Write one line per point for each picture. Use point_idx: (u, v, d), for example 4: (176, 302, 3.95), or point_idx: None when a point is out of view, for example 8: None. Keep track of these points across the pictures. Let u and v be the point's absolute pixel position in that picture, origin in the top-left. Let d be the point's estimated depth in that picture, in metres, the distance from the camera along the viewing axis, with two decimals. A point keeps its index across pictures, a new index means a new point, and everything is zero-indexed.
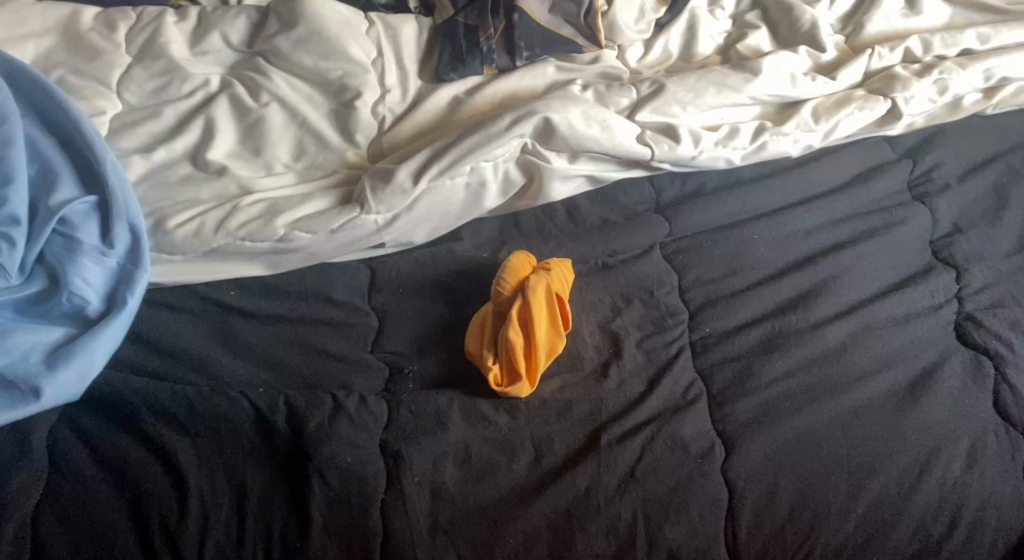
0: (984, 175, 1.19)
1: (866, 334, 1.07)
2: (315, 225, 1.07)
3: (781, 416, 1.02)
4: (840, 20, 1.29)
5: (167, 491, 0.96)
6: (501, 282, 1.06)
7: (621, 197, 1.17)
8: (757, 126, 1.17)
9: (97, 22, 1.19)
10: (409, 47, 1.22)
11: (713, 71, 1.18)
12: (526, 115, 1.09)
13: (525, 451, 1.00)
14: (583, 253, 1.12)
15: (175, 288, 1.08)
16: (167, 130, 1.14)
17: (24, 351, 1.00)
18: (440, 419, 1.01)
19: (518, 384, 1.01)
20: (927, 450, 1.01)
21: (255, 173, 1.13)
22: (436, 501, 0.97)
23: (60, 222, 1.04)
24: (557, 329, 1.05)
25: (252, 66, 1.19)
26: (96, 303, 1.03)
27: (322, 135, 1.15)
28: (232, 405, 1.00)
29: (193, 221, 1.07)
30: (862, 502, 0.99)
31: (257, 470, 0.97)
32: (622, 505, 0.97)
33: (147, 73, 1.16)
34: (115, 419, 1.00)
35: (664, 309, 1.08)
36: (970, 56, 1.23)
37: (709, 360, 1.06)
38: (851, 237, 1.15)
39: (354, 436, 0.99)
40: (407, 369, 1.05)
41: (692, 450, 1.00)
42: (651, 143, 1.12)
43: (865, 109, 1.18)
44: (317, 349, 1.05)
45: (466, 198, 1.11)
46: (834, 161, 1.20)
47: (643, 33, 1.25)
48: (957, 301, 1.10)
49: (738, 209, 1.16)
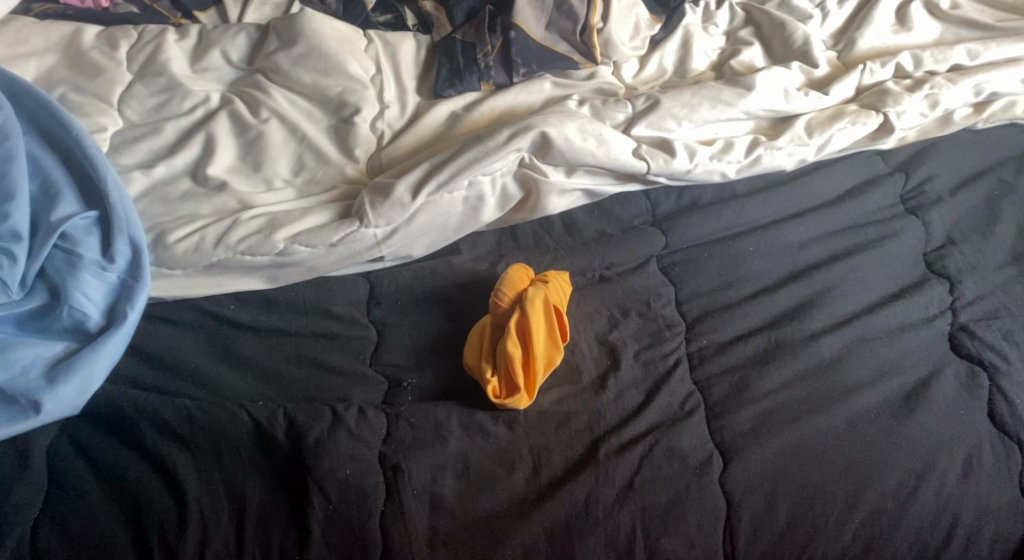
0: (975, 189, 1.20)
1: (861, 346, 1.08)
2: (315, 239, 1.08)
3: (779, 426, 1.03)
4: (833, 37, 1.31)
5: (166, 505, 0.96)
6: (499, 295, 1.06)
7: (617, 210, 1.18)
8: (751, 140, 1.19)
9: (98, 41, 1.21)
10: (408, 64, 1.24)
11: (707, 87, 1.20)
12: (523, 129, 1.10)
13: (524, 463, 1.00)
14: (581, 266, 1.13)
15: (176, 302, 1.09)
16: (167, 146, 1.16)
17: (24, 365, 1.00)
18: (440, 431, 1.01)
19: (517, 396, 1.02)
20: (924, 459, 1.02)
21: (255, 188, 1.14)
22: (435, 513, 0.97)
23: (62, 237, 1.04)
24: (555, 340, 1.05)
25: (252, 83, 1.21)
26: (96, 317, 1.03)
27: (322, 150, 1.16)
28: (232, 418, 1.00)
29: (193, 236, 1.08)
30: (861, 512, 0.99)
31: (257, 483, 0.98)
32: (621, 516, 0.98)
33: (148, 90, 1.18)
34: (114, 432, 1.00)
35: (662, 321, 1.09)
36: (960, 71, 1.24)
37: (706, 372, 1.06)
38: (845, 249, 1.16)
39: (354, 448, 0.99)
40: (406, 382, 1.05)
41: (689, 462, 1.01)
42: (647, 157, 1.13)
43: (858, 124, 1.19)
44: (317, 362, 1.06)
45: (465, 211, 1.12)
46: (828, 174, 1.21)
47: (638, 49, 1.27)
48: (951, 312, 1.11)
49: (733, 222, 1.17)
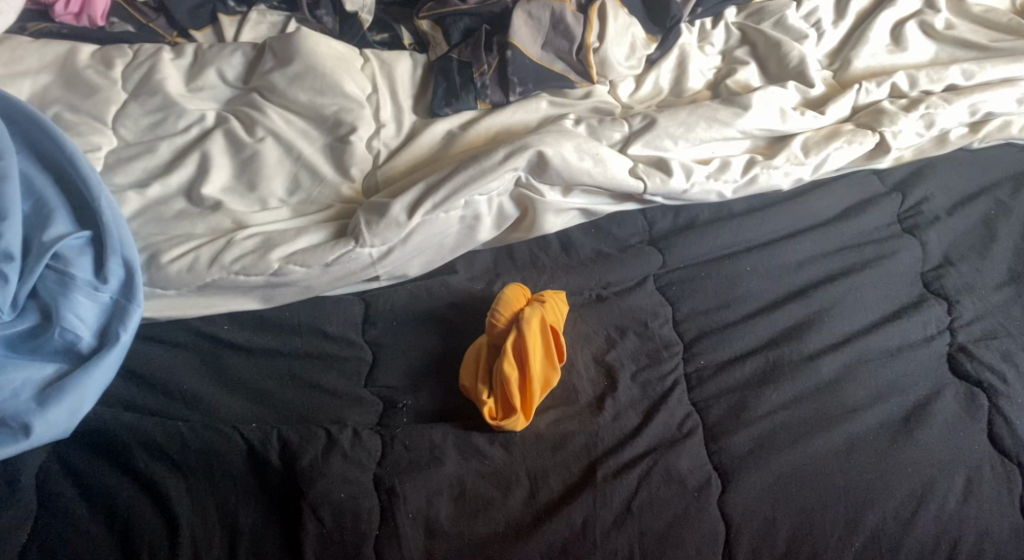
0: (972, 209, 1.20)
1: (859, 367, 1.07)
2: (310, 259, 1.07)
3: (778, 448, 1.02)
4: (829, 57, 1.32)
5: (158, 529, 0.95)
6: (496, 314, 1.05)
7: (614, 229, 1.18)
8: (747, 160, 1.18)
9: (94, 60, 1.21)
10: (404, 83, 1.24)
11: (703, 107, 1.20)
12: (520, 149, 1.10)
13: (520, 486, 0.99)
14: (578, 285, 1.13)
15: (169, 322, 1.07)
16: (162, 165, 1.15)
17: (15, 387, 0.99)
18: (435, 454, 1.00)
19: (513, 418, 1.00)
20: (924, 482, 1.01)
21: (250, 208, 1.13)
22: (431, 537, 0.96)
23: (55, 257, 1.03)
24: (552, 360, 1.04)
25: (248, 102, 1.20)
26: (89, 338, 1.02)
27: (317, 169, 1.15)
28: (225, 440, 0.99)
29: (186, 255, 1.07)
30: (861, 535, 0.99)
31: (250, 507, 0.97)
32: (619, 540, 0.97)
33: (142, 109, 1.18)
34: (105, 455, 0.99)
35: (659, 341, 1.08)
36: (956, 91, 1.24)
37: (704, 393, 1.06)
38: (842, 269, 1.15)
39: (348, 472, 0.98)
40: (402, 403, 1.04)
41: (688, 484, 1.00)
42: (643, 176, 1.13)
43: (854, 143, 1.19)
44: (311, 384, 1.05)
45: (460, 232, 1.11)
46: (824, 194, 1.21)
47: (635, 68, 1.27)
48: (949, 332, 1.11)
49: (730, 241, 1.17)
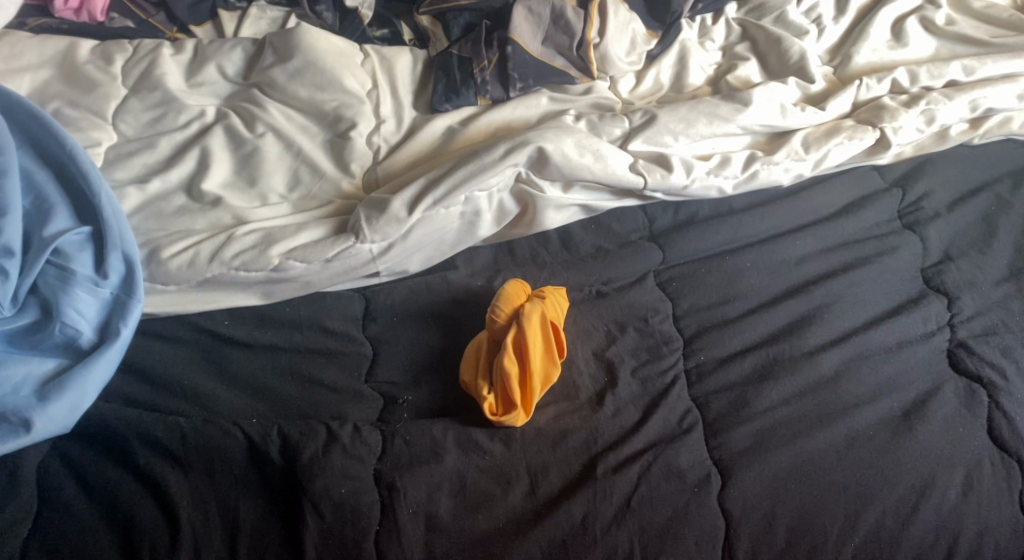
0: (972, 205, 1.20)
1: (859, 363, 1.08)
2: (310, 254, 1.07)
3: (777, 444, 1.02)
4: (829, 53, 1.31)
5: (158, 524, 0.95)
6: (496, 311, 1.05)
7: (615, 225, 1.18)
8: (748, 156, 1.18)
9: (94, 56, 1.21)
10: (404, 79, 1.24)
11: (704, 102, 1.20)
12: (520, 144, 1.10)
13: (520, 481, 0.99)
14: (578, 281, 1.13)
15: (170, 318, 1.08)
16: (162, 161, 1.15)
17: (15, 382, 0.99)
18: (436, 449, 1.00)
19: (513, 414, 1.01)
20: (924, 478, 1.01)
21: (250, 204, 1.13)
22: (431, 532, 0.96)
23: (55, 252, 1.03)
24: (552, 356, 1.04)
25: (247, 97, 1.20)
26: (89, 334, 1.02)
27: (318, 165, 1.15)
28: (226, 436, 0.99)
29: (186, 252, 1.07)
30: (860, 531, 0.99)
31: (251, 502, 0.97)
32: (619, 535, 0.97)
33: (142, 105, 1.18)
34: (105, 451, 0.99)
35: (659, 337, 1.08)
36: (956, 87, 1.24)
37: (704, 389, 1.06)
38: (842, 265, 1.15)
39: (349, 467, 0.98)
40: (402, 399, 1.05)
41: (688, 480, 1.00)
42: (644, 172, 1.13)
43: (854, 139, 1.19)
44: (311, 379, 1.05)
45: (461, 227, 1.11)
46: (825, 190, 1.21)
47: (635, 64, 1.27)
48: (949, 328, 1.11)
49: (730, 237, 1.17)
